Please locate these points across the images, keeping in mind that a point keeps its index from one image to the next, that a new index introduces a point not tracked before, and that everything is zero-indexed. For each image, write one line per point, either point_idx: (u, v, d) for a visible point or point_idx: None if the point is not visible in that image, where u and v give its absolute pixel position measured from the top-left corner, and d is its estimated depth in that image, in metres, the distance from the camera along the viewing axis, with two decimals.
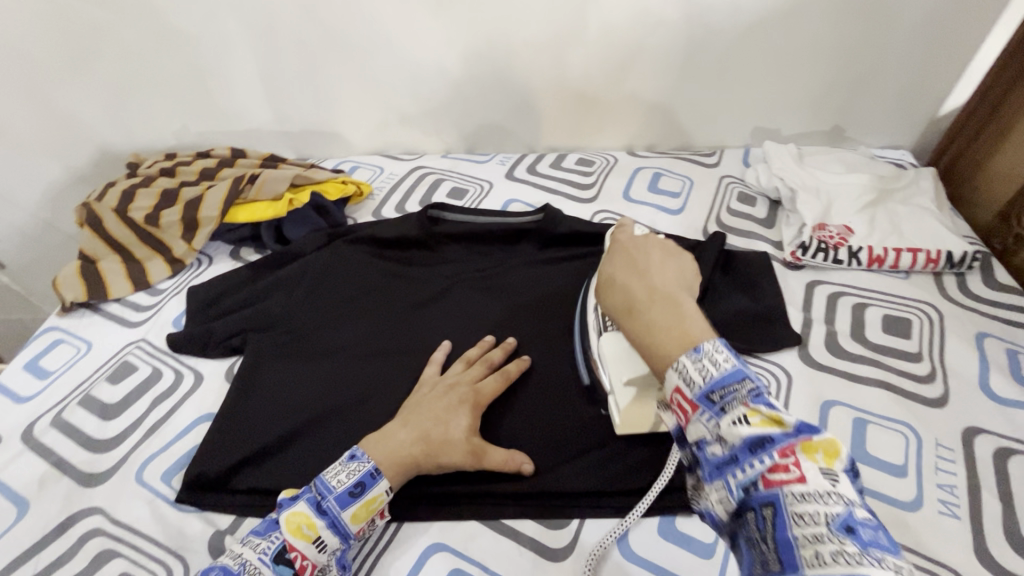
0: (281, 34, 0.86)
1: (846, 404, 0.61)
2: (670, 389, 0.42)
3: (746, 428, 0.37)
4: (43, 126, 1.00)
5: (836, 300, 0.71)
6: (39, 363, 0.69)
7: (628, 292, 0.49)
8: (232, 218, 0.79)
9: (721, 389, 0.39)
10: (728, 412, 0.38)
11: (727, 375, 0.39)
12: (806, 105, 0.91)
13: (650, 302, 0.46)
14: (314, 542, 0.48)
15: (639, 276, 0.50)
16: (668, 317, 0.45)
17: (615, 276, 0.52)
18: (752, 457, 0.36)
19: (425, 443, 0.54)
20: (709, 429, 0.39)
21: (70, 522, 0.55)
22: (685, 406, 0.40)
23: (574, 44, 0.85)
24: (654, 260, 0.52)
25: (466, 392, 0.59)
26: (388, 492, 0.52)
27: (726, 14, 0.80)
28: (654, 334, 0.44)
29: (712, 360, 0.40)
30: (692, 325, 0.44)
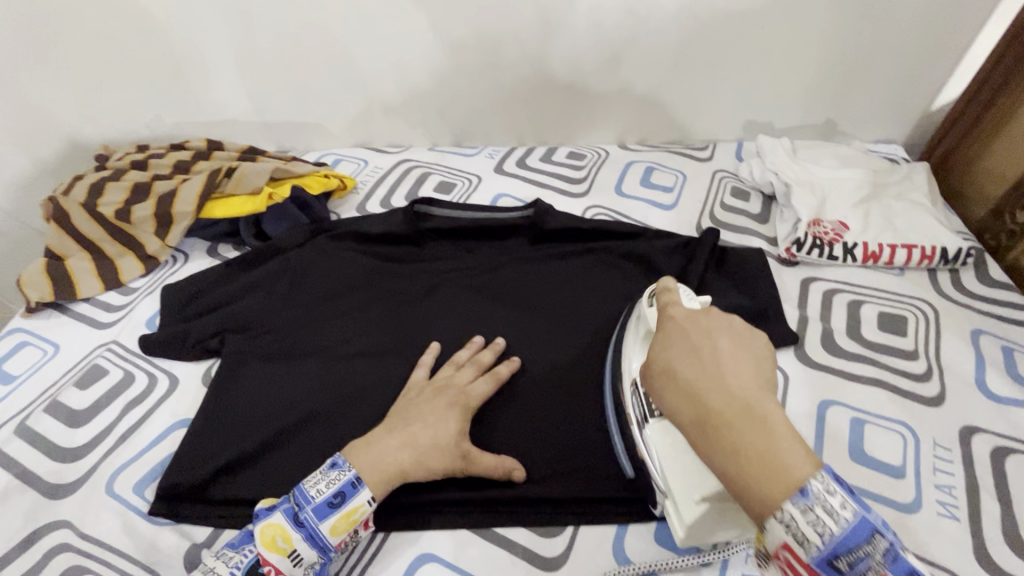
0: (257, 19, 0.82)
1: (844, 404, 0.60)
2: (775, 546, 0.34)
3: (842, 528, 0.32)
4: (7, 116, 0.95)
5: (831, 297, 0.70)
6: (2, 367, 0.65)
7: (699, 409, 0.38)
8: (209, 213, 0.75)
9: (848, 554, 0.32)
10: (824, 524, 0.32)
11: (852, 533, 0.32)
12: (799, 98, 0.89)
13: (735, 429, 0.36)
14: (290, 556, 0.47)
15: (707, 376, 0.39)
16: (762, 450, 0.35)
17: (666, 369, 0.41)
18: (854, 566, 0.33)
19: (413, 451, 0.52)
20: (801, 549, 0.33)
21: (35, 537, 0.52)
22: (797, 566, 0.34)
23: (565, 34, 0.82)
24: (723, 347, 0.40)
25: (456, 395, 0.56)
26: (370, 503, 0.49)
27: (720, 4, 0.78)
28: (750, 474, 0.35)
29: (827, 508, 0.32)
30: (793, 458, 0.34)
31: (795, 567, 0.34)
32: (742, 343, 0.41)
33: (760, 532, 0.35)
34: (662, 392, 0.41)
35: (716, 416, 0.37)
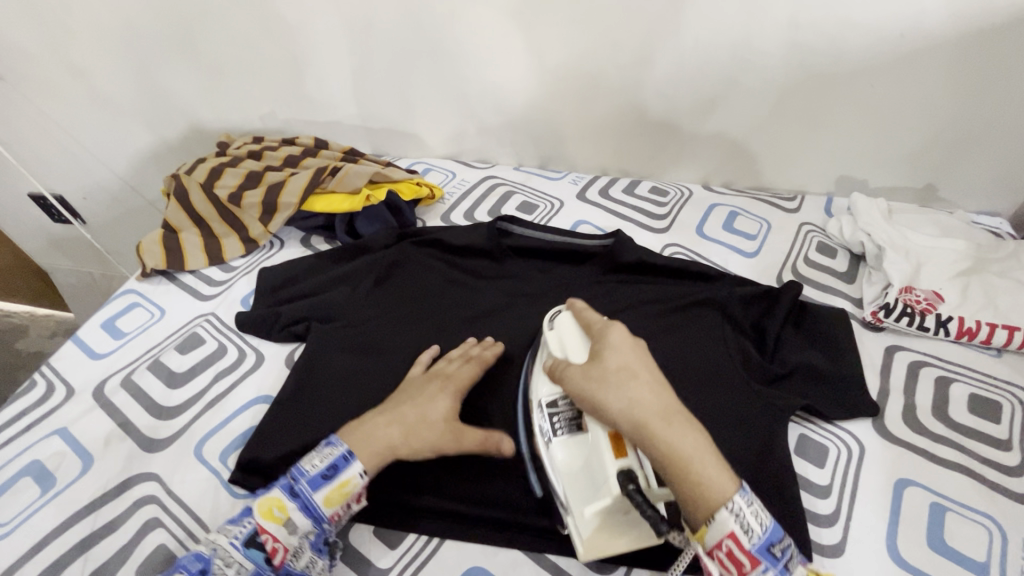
0: (376, 33, 0.88)
1: (923, 485, 0.57)
2: (721, 538, 0.44)
3: (766, 529, 0.44)
4: (145, 97, 1.06)
5: (917, 370, 0.67)
6: (115, 323, 0.72)
7: (641, 415, 0.47)
8: (310, 206, 0.81)
9: (778, 544, 0.44)
10: (756, 518, 0.44)
11: (770, 533, 0.44)
12: (899, 159, 0.86)
13: (671, 434, 0.46)
14: (285, 525, 0.49)
15: (649, 386, 0.50)
16: (703, 466, 0.45)
17: (609, 371, 0.50)
18: (783, 554, 0.44)
19: (401, 428, 0.55)
20: (745, 539, 0.43)
21: (127, 485, 0.56)
22: (740, 557, 0.43)
23: (666, 73, 0.84)
24: (654, 367, 0.52)
25: (443, 379, 0.59)
26: (362, 476, 0.52)
27: (831, 58, 0.77)
28: (685, 470, 0.45)
29: (756, 515, 0.45)
30: (722, 476, 0.45)
31: (734, 558, 0.43)
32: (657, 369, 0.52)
33: (704, 529, 0.44)
34: (601, 389, 0.50)
35: (654, 420, 0.47)
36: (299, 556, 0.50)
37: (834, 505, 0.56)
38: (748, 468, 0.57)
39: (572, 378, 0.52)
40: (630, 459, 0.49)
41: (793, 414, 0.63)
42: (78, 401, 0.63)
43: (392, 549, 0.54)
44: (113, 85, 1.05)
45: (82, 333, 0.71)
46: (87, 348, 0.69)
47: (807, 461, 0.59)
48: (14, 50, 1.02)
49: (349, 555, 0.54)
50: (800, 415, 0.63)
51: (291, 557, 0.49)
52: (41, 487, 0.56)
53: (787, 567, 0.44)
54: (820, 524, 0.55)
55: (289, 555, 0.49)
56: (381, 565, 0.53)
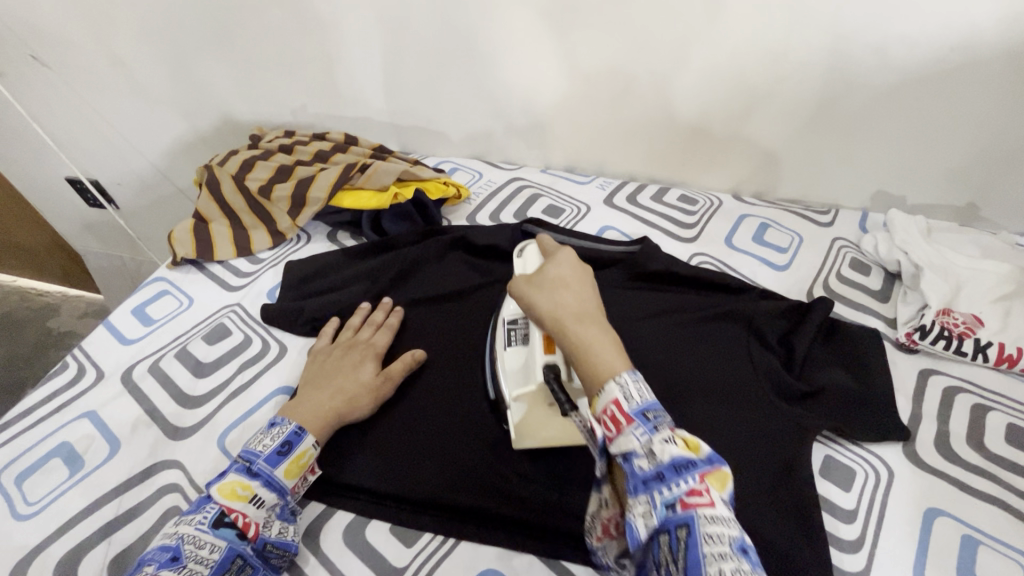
0: (410, 32, 0.88)
1: (954, 516, 0.55)
2: (605, 403, 0.43)
3: (642, 398, 0.43)
4: (182, 89, 1.08)
5: (952, 396, 0.65)
6: (145, 310, 0.74)
7: (560, 313, 0.51)
8: (338, 202, 0.81)
9: (654, 411, 0.42)
10: (639, 390, 0.44)
11: (647, 402, 0.43)
12: (941, 176, 0.83)
13: (580, 328, 0.49)
14: (252, 500, 0.51)
15: (574, 295, 0.53)
16: (598, 354, 0.47)
17: (545, 279, 0.55)
18: (657, 419, 0.42)
19: (344, 398, 0.60)
20: (625, 403, 0.43)
21: (151, 471, 0.57)
22: (617, 417, 0.42)
23: (701, 80, 0.82)
24: (586, 287, 0.55)
25: (364, 348, 0.65)
26: (315, 447, 0.56)
27: (875, 71, 0.75)
28: (584, 357, 0.47)
29: (636, 388, 0.44)
30: (612, 361, 0.46)
31: (616, 421, 0.42)
32: (593, 287, 0.55)
33: (596, 397, 0.45)
34: (534, 292, 0.54)
35: (569, 318, 0.51)
36: (271, 526, 0.51)
37: (859, 531, 0.54)
38: (772, 489, 0.56)
39: (512, 288, 0.57)
40: (554, 357, 0.54)
41: (818, 434, 0.62)
42: (107, 386, 0.65)
43: (407, 548, 0.53)
44: (151, 76, 1.08)
45: (113, 318, 0.73)
46: (117, 333, 0.71)
47: (832, 483, 0.58)
48: (59, 38, 1.05)
49: (364, 551, 0.53)
50: (827, 436, 0.62)
51: (264, 528, 0.50)
52: (70, 469, 0.57)
53: (657, 428, 0.41)
54: (843, 549, 0.53)
55: (262, 526, 0.50)
56: (396, 564, 0.53)
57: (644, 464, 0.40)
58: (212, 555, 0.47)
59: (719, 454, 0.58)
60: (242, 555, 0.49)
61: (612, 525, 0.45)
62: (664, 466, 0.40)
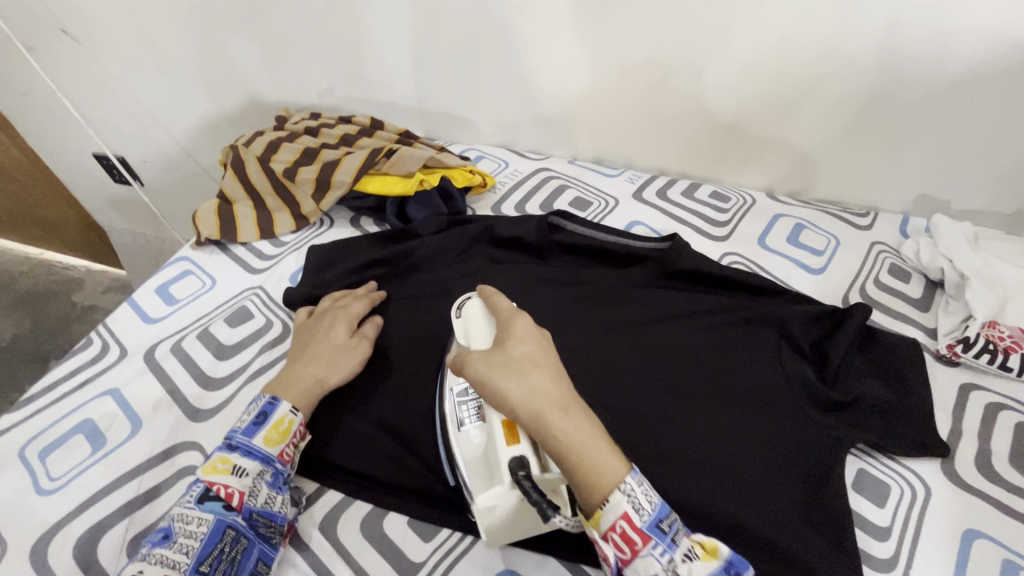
0: (442, 14, 0.86)
1: (993, 538, 0.52)
2: (614, 521, 0.41)
3: (653, 506, 0.42)
4: (209, 67, 1.08)
5: (994, 413, 0.62)
6: (168, 289, 0.74)
7: (538, 403, 0.43)
8: (362, 187, 0.80)
9: (665, 520, 0.42)
10: (646, 497, 0.42)
11: (658, 509, 0.42)
12: (993, 182, 0.78)
13: (564, 424, 0.42)
14: (233, 472, 0.51)
15: (546, 374, 0.45)
16: (593, 457, 0.42)
17: (510, 360, 0.46)
18: (671, 528, 0.42)
19: (320, 362, 0.59)
20: (637, 517, 0.41)
21: (172, 452, 0.57)
22: (632, 536, 0.41)
23: (742, 73, 0.79)
24: (553, 360, 0.47)
25: (337, 314, 0.65)
26: (294, 413, 0.56)
27: (928, 68, 0.71)
28: (579, 462, 0.41)
29: (644, 496, 0.42)
30: (609, 466, 0.42)
31: (629, 539, 0.41)
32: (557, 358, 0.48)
33: (599, 513, 0.41)
34: (501, 378, 0.45)
35: (552, 409, 0.43)
36: (257, 494, 0.51)
37: (893, 550, 0.52)
38: (801, 503, 0.54)
39: (473, 366, 0.46)
40: (522, 448, 0.47)
41: (852, 446, 0.59)
42: (130, 364, 0.65)
43: (426, 542, 0.53)
44: (179, 53, 1.07)
45: (137, 296, 0.73)
46: (141, 311, 0.71)
47: (864, 498, 0.56)
48: (89, 13, 1.05)
49: (381, 542, 0.53)
50: (861, 449, 0.59)
51: (249, 497, 0.50)
52: (92, 446, 0.57)
53: (675, 542, 0.42)
54: (875, 568, 0.51)
55: (247, 495, 0.50)
56: (413, 558, 0.52)
57: None
58: (201, 528, 0.48)
59: (747, 462, 0.56)
60: (233, 526, 0.49)
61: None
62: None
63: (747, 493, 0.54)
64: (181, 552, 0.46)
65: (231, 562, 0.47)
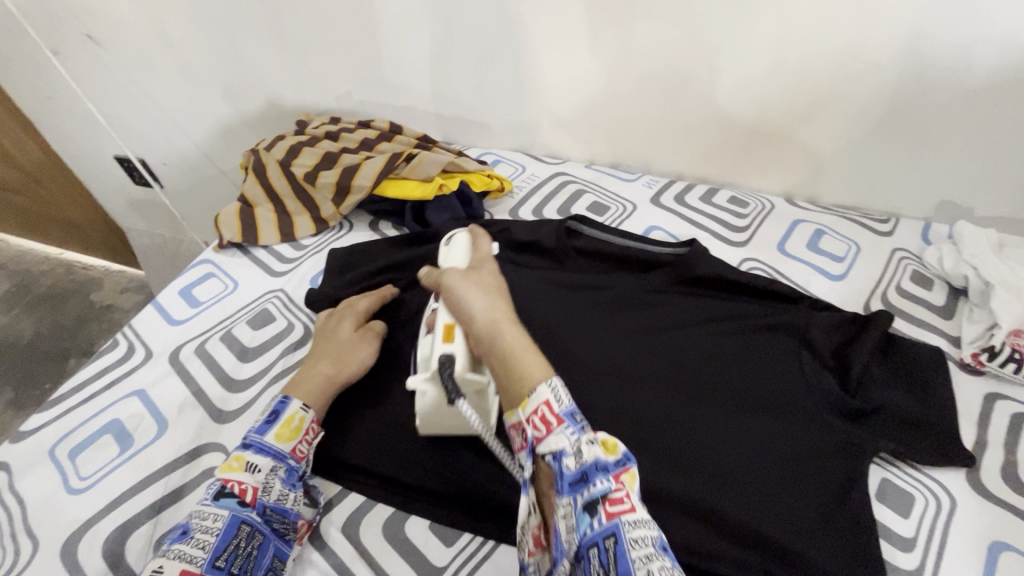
0: (461, 20, 0.86)
1: (1021, 551, 0.52)
2: (536, 404, 0.45)
3: (567, 402, 0.45)
4: (230, 72, 1.09)
5: (1020, 424, 0.61)
6: (191, 291, 0.75)
7: (489, 313, 0.53)
8: (382, 191, 0.81)
9: (579, 416, 0.45)
10: (562, 396, 0.45)
11: (570, 408, 0.45)
12: (1017, 188, 0.77)
13: (506, 331, 0.52)
14: (246, 468, 0.52)
15: (499, 300, 0.56)
16: (523, 358, 0.49)
17: (480, 281, 0.58)
18: (583, 424, 0.45)
19: (328, 361, 0.61)
20: (556, 404, 0.45)
21: (197, 453, 0.58)
22: (548, 418, 0.44)
23: (760, 78, 0.79)
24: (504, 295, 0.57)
25: (344, 312, 0.66)
26: (305, 410, 0.57)
27: (951, 74, 0.70)
28: (509, 357, 0.49)
29: (558, 394, 0.45)
30: (533, 367, 0.48)
31: (545, 422, 0.44)
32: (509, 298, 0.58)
33: (527, 397, 0.45)
34: (466, 292, 0.56)
35: (503, 320, 0.53)
36: (271, 490, 0.52)
37: (918, 561, 0.52)
38: (823, 513, 0.53)
39: (450, 274, 0.58)
40: (454, 347, 0.53)
41: (875, 456, 0.59)
42: (155, 366, 0.66)
43: (448, 547, 0.53)
44: (200, 57, 1.09)
45: (161, 298, 0.74)
46: (165, 313, 0.72)
47: (888, 509, 0.55)
48: (113, 18, 1.06)
49: (404, 546, 0.53)
50: (884, 458, 0.59)
51: (262, 493, 0.51)
52: (119, 447, 0.58)
53: (584, 430, 0.44)
54: None
55: (261, 491, 0.51)
56: (436, 564, 0.52)
57: (570, 463, 0.42)
58: (216, 524, 0.48)
59: (767, 471, 0.56)
60: (248, 522, 0.49)
61: (541, 535, 0.45)
62: (588, 467, 0.42)
63: (768, 503, 0.54)
64: (198, 546, 0.46)
65: (247, 558, 0.48)
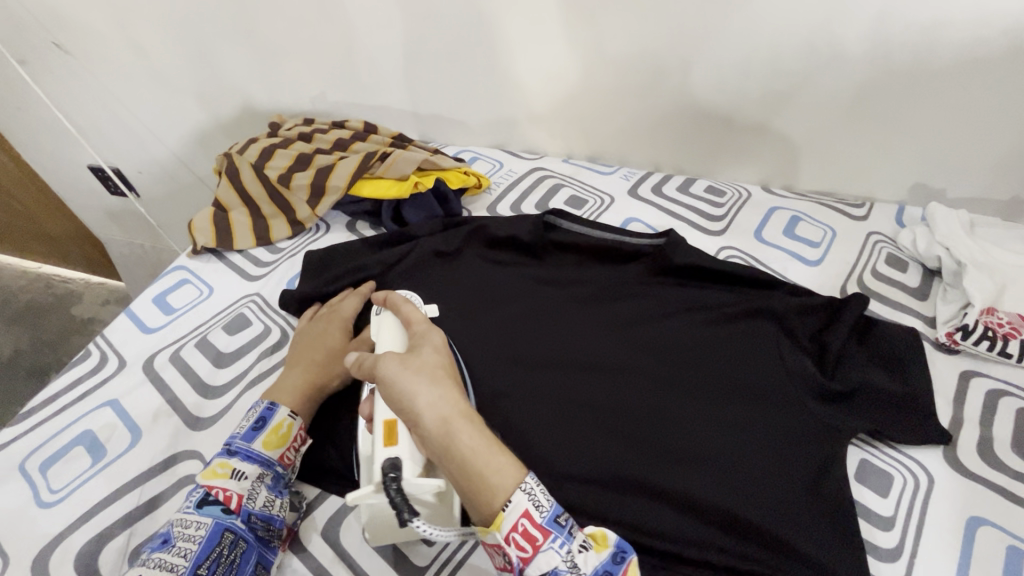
0: (433, 17, 0.86)
1: (998, 525, 0.52)
2: (517, 517, 0.43)
3: (550, 506, 0.44)
4: (202, 76, 1.08)
5: (996, 400, 0.62)
6: (166, 298, 0.74)
7: (438, 411, 0.47)
8: (357, 191, 0.80)
9: (563, 516, 0.45)
10: (541, 502, 0.44)
11: (552, 511, 0.44)
12: (986, 169, 0.79)
13: (462, 434, 0.46)
14: (232, 475, 0.52)
15: (444, 384, 0.49)
16: (488, 464, 0.45)
17: (423, 366, 0.50)
18: (569, 525, 0.44)
19: (312, 367, 0.61)
20: (537, 513, 0.43)
21: (173, 461, 0.57)
22: (533, 533, 0.43)
23: (732, 66, 0.79)
24: (446, 369, 0.52)
25: (329, 318, 0.66)
26: (292, 417, 0.56)
27: (918, 57, 0.71)
28: (473, 470, 0.45)
29: (538, 500, 0.44)
30: (500, 477, 0.45)
31: (529, 537, 0.43)
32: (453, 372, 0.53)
33: (500, 516, 0.43)
34: (406, 382, 0.49)
35: (457, 419, 0.47)
36: (256, 497, 0.51)
37: (897, 538, 0.52)
38: (803, 496, 0.53)
39: (382, 364, 0.50)
40: (399, 450, 0.49)
41: (853, 437, 0.59)
42: (129, 375, 0.65)
43: (430, 546, 0.53)
44: (171, 61, 1.07)
45: (134, 306, 0.73)
46: (139, 322, 0.71)
47: (868, 489, 0.56)
48: (80, 24, 1.04)
49: (385, 547, 0.53)
50: (863, 439, 0.59)
51: (248, 500, 0.51)
52: (92, 458, 0.57)
53: (572, 534, 0.44)
54: (880, 558, 0.51)
55: (246, 498, 0.51)
56: (418, 563, 0.52)
57: None
58: (200, 531, 0.48)
59: (747, 457, 0.56)
60: (231, 529, 0.49)
61: None
62: None
63: (749, 489, 0.54)
64: (179, 556, 0.46)
65: (229, 564, 0.47)
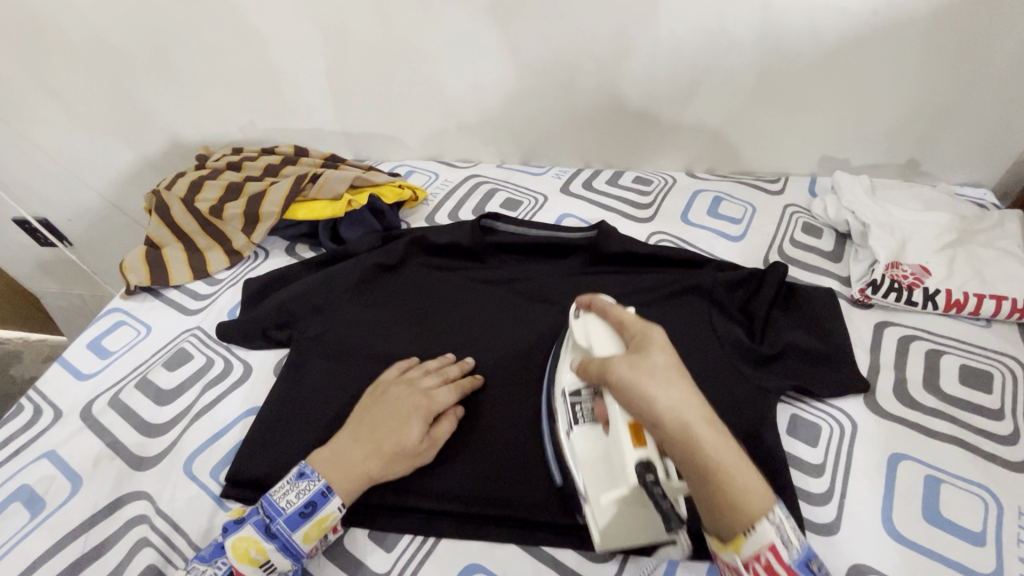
0: (352, 38, 0.87)
1: (915, 458, 0.57)
2: (760, 549, 0.41)
3: (798, 548, 0.42)
4: (125, 115, 1.06)
5: (907, 344, 0.67)
6: (101, 343, 0.72)
7: (684, 415, 0.43)
8: (292, 215, 0.80)
9: (813, 561, 0.42)
10: (788, 539, 0.42)
11: (802, 551, 0.42)
12: (881, 137, 0.86)
13: (716, 442, 0.42)
14: (263, 566, 0.50)
15: (685, 387, 0.45)
16: (740, 480, 0.42)
17: (655, 368, 0.45)
18: (819, 570, 0.42)
19: (380, 457, 0.54)
20: (785, 552, 0.41)
21: (118, 504, 0.56)
22: (777, 568, 0.41)
23: (643, 62, 0.83)
24: (680, 369, 0.46)
25: (417, 402, 0.57)
26: (341, 509, 0.52)
27: (806, 39, 0.77)
28: (716, 479, 0.42)
29: (788, 537, 0.42)
30: (756, 497, 0.42)
31: (773, 569, 0.41)
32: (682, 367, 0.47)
33: (744, 541, 0.42)
34: (650, 383, 0.44)
35: (699, 423, 0.43)
36: None
37: (827, 484, 0.56)
38: None
39: (611, 364, 0.46)
40: (648, 451, 0.47)
41: (784, 395, 0.63)
42: (66, 424, 0.63)
43: (388, 552, 0.53)
44: (89, 103, 1.04)
45: (68, 354, 0.71)
46: (74, 369, 0.69)
47: (799, 441, 0.59)
48: None
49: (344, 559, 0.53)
50: (792, 396, 0.63)
51: None
52: (31, 512, 0.56)
53: None
54: (814, 503, 0.55)
55: None
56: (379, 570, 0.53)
57: None
58: None
59: None
60: None
61: None
62: None
63: None
64: None
65: None
